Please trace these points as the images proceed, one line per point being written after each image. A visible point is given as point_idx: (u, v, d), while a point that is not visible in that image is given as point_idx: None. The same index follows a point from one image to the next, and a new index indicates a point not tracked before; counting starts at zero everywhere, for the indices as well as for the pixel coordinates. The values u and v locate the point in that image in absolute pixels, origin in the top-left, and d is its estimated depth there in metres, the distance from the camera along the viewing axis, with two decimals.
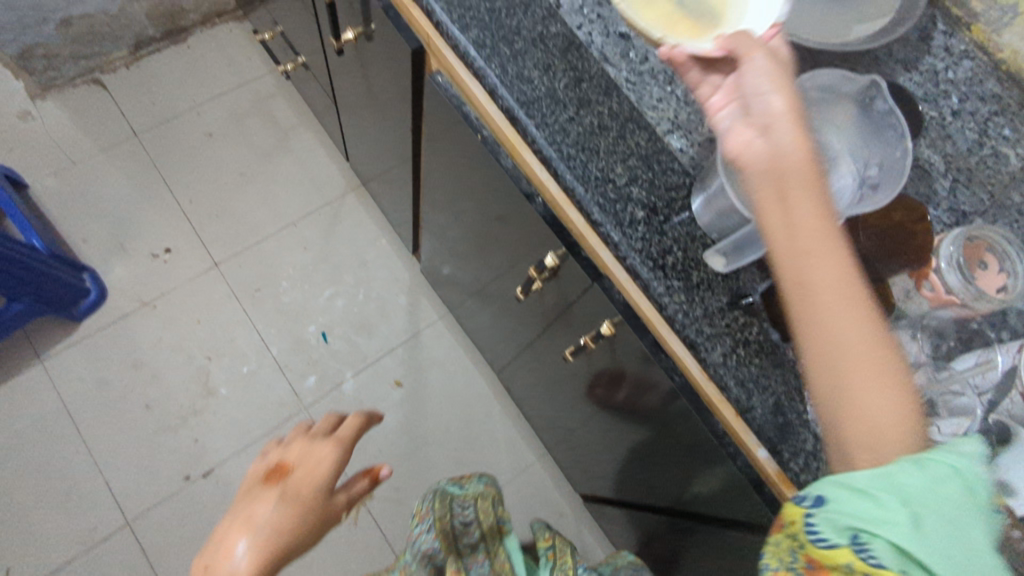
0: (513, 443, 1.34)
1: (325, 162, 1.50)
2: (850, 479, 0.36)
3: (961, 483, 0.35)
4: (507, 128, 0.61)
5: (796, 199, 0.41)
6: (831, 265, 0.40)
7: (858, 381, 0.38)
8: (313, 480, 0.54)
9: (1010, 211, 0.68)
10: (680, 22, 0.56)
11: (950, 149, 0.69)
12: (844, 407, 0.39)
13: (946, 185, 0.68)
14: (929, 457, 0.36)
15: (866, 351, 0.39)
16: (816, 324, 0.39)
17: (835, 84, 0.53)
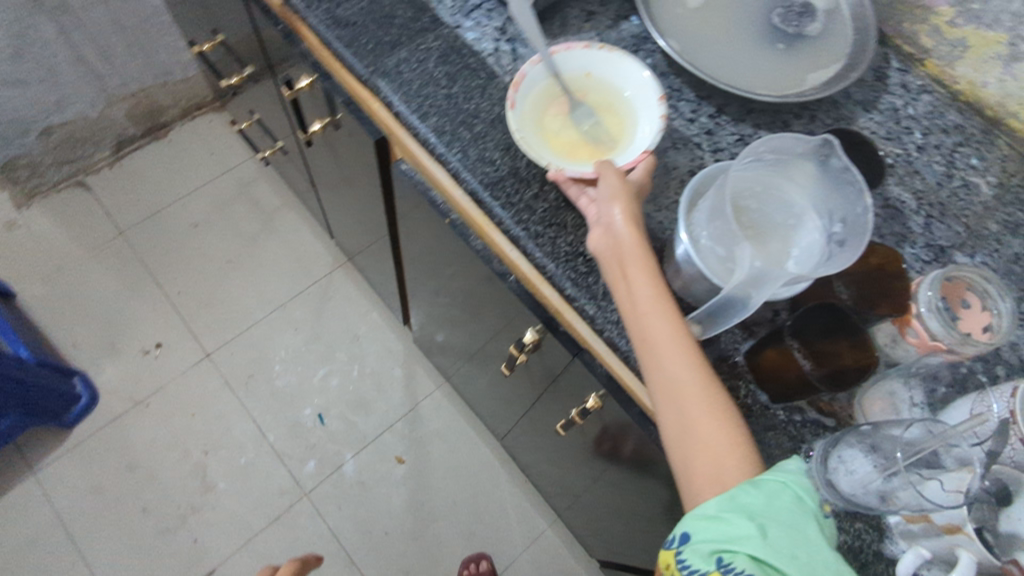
0: (523, 511, 1.30)
1: (311, 241, 1.51)
2: (704, 509, 0.43)
3: (789, 494, 0.43)
4: (473, 210, 0.60)
5: (635, 275, 0.49)
6: (666, 327, 0.47)
7: (695, 421, 0.45)
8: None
9: (988, 240, 0.68)
10: (581, 150, 0.59)
11: (920, 185, 0.70)
12: (688, 446, 0.45)
13: (920, 220, 0.67)
14: (763, 477, 0.44)
15: (702, 397, 0.46)
16: (658, 377, 0.47)
17: (789, 147, 0.53)
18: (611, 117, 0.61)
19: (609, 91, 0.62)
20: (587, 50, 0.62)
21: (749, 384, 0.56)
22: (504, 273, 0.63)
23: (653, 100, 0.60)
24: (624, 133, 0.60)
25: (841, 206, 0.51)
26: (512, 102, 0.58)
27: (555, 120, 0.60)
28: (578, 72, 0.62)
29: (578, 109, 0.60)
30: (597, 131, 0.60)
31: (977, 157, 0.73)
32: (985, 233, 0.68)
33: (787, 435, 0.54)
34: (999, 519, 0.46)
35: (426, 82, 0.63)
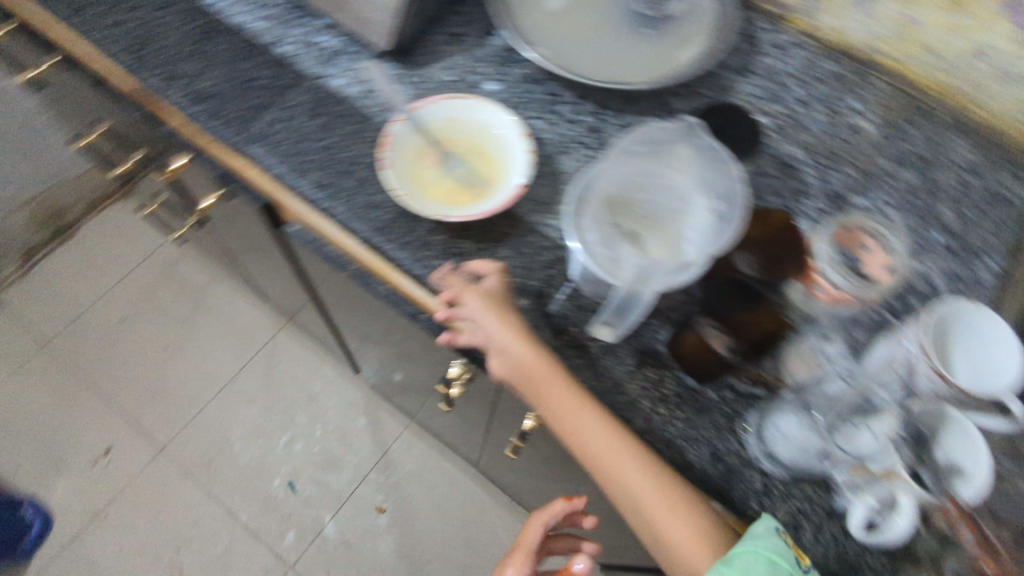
0: (516, 531, 1.29)
1: (247, 309, 1.47)
2: None
3: (762, 560, 0.45)
4: (370, 257, 0.57)
5: (544, 386, 0.51)
6: (582, 427, 0.51)
7: (658, 518, 0.49)
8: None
9: (882, 178, 0.70)
10: (461, 196, 0.58)
11: (809, 139, 0.72)
12: (649, 534, 0.50)
13: (816, 173, 0.69)
14: (736, 553, 0.46)
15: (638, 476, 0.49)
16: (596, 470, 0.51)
17: (661, 137, 0.56)
18: (482, 160, 0.61)
19: (472, 129, 0.62)
20: (442, 96, 0.61)
21: (677, 372, 0.55)
22: (417, 314, 0.61)
23: (518, 136, 0.60)
24: (498, 168, 0.60)
25: (713, 193, 0.53)
26: (384, 161, 0.57)
27: (429, 172, 0.59)
28: (442, 119, 0.61)
29: (449, 157, 0.60)
30: (473, 173, 0.60)
31: (857, 100, 0.75)
32: (878, 172, 0.70)
33: (722, 415, 0.54)
34: (935, 451, 0.49)
35: (301, 138, 0.61)
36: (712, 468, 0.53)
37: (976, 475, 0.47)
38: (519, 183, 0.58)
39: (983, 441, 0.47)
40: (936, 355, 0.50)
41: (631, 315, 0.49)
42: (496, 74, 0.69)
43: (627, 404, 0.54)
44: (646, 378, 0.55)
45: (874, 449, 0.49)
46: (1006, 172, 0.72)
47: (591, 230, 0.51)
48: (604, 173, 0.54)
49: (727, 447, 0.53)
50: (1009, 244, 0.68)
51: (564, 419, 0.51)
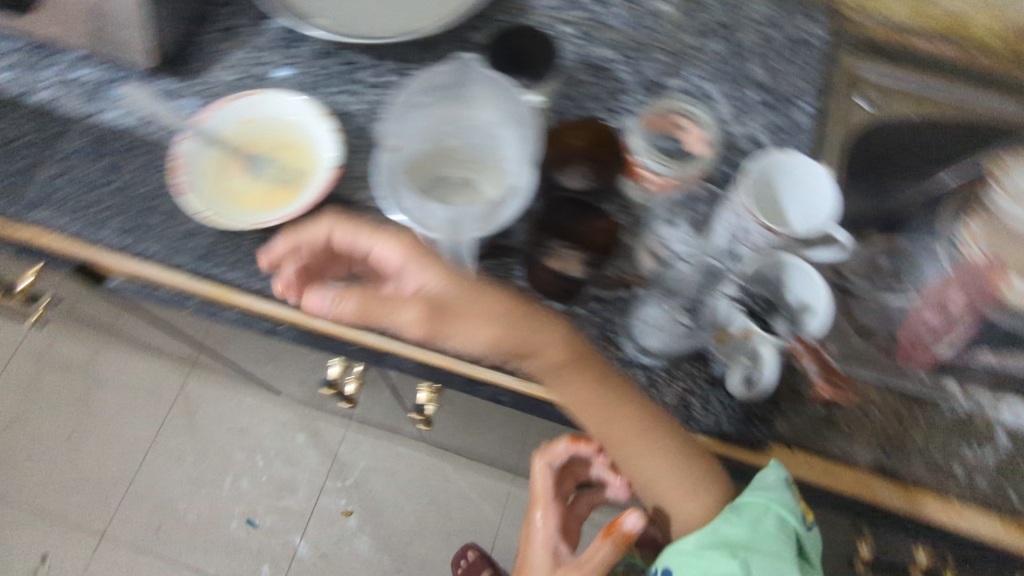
0: (482, 487, 1.32)
1: (144, 366, 1.38)
2: (686, 548, 0.48)
3: (772, 515, 0.48)
4: (203, 286, 0.54)
5: (566, 374, 0.50)
6: (600, 415, 0.51)
7: (672, 493, 0.52)
8: (533, 536, 0.62)
9: (691, 54, 0.71)
10: (278, 194, 0.56)
11: (614, 35, 0.71)
12: (659, 500, 0.53)
13: (628, 67, 0.70)
14: (746, 502, 0.49)
15: (640, 468, 0.52)
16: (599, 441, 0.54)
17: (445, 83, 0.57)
18: (289, 150, 0.58)
19: (267, 122, 0.59)
20: (224, 99, 0.58)
21: (542, 299, 0.56)
22: (273, 328, 0.57)
23: (317, 117, 0.58)
24: (308, 155, 0.57)
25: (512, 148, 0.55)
26: (183, 188, 0.54)
27: (237, 181, 0.56)
28: (232, 122, 0.58)
29: (252, 158, 0.57)
30: (285, 167, 0.57)
31: None
32: (685, 50, 0.72)
33: (593, 327, 0.56)
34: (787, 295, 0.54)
35: (87, 189, 0.56)
36: None
37: (823, 302, 0.52)
38: (333, 163, 0.56)
39: (818, 274, 0.52)
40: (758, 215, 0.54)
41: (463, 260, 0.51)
42: (283, 59, 0.64)
43: None
44: None
45: (727, 309, 0.53)
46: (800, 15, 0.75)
47: (405, 196, 0.52)
48: (407, 147, 0.54)
49: (606, 354, 0.55)
50: (818, 84, 0.72)
51: (579, 406, 0.51)
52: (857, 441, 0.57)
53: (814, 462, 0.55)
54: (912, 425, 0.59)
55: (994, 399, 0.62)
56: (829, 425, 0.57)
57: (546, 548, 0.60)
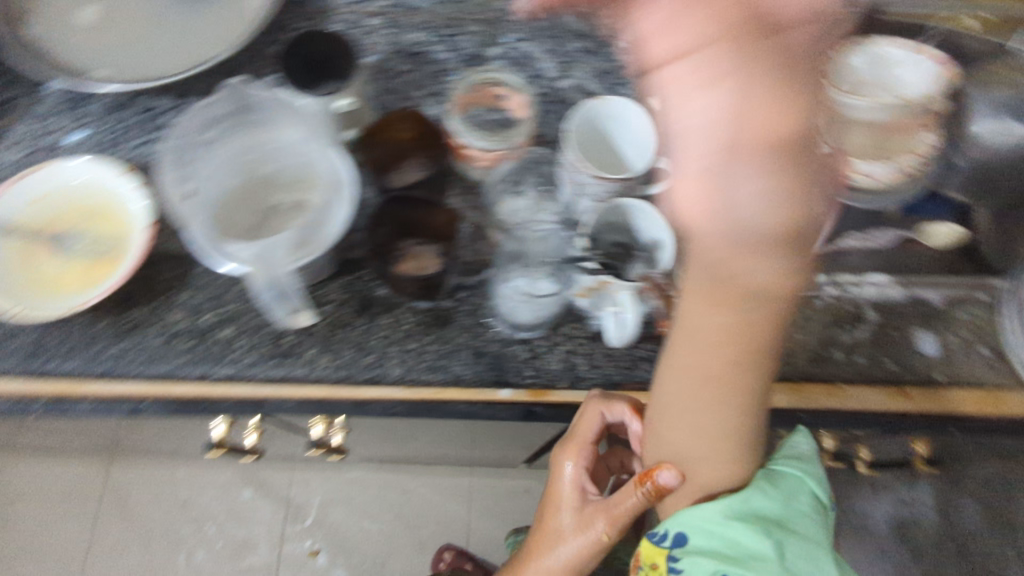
0: (442, 488, 1.31)
1: (57, 469, 1.29)
2: (711, 515, 0.47)
3: (805, 494, 0.50)
4: (41, 386, 0.50)
5: (715, 312, 0.48)
6: (727, 360, 0.49)
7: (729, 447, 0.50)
8: (562, 482, 0.58)
9: (505, 19, 0.70)
10: (96, 266, 0.54)
11: (423, 16, 0.69)
12: (701, 452, 0.50)
13: (444, 47, 0.68)
14: (781, 478, 0.50)
15: (711, 422, 0.50)
16: (666, 383, 0.51)
17: (235, 112, 0.54)
18: (94, 217, 0.55)
19: (64, 194, 0.56)
20: (8, 184, 0.54)
21: (407, 303, 0.56)
22: (134, 408, 0.51)
23: (114, 177, 0.56)
24: (118, 217, 0.55)
25: (319, 155, 0.53)
26: None
27: (47, 264, 0.53)
28: (25, 206, 0.55)
29: (57, 237, 0.54)
30: (96, 236, 0.55)
31: None
32: (499, 15, 0.70)
33: (464, 316, 0.56)
34: (640, 236, 0.55)
35: None
36: (479, 366, 0.55)
37: (664, 234, 0.53)
38: (146, 219, 0.54)
39: (654, 207, 0.53)
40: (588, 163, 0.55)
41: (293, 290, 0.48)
42: (74, 122, 0.60)
43: (378, 361, 0.54)
44: (383, 327, 0.55)
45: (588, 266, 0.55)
46: None
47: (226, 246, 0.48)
48: (205, 188, 0.52)
49: (483, 339, 0.55)
50: None
51: (699, 329, 0.49)
52: None
53: None
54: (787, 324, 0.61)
55: (857, 280, 0.65)
56: None
57: (578, 494, 0.57)
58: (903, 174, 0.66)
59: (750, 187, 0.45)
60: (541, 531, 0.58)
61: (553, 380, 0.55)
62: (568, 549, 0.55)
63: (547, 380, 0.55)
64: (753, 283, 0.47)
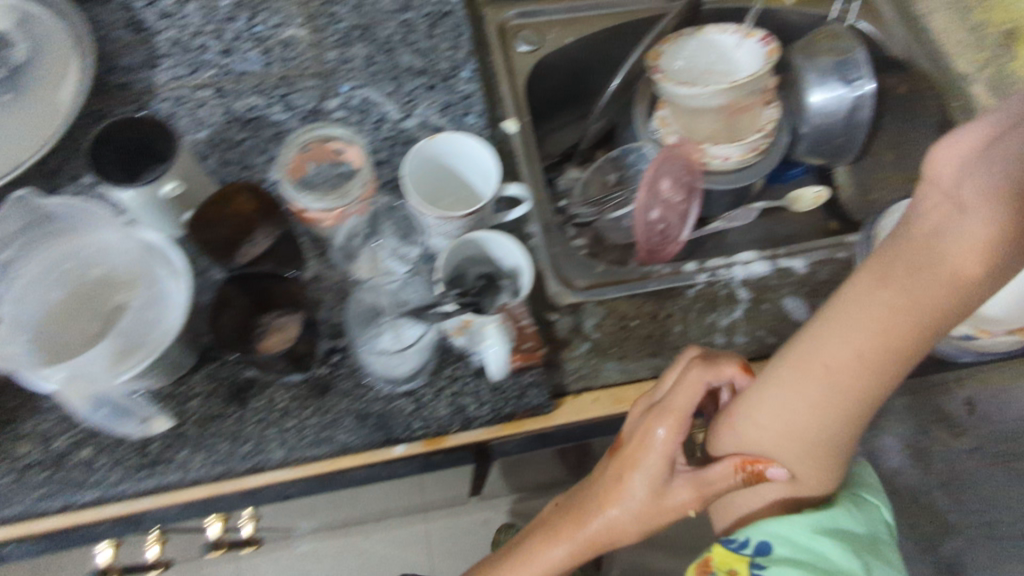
0: (400, 540, 1.27)
1: None
2: (800, 527, 0.53)
3: (883, 519, 0.56)
4: None
5: (883, 290, 0.41)
6: (856, 351, 0.43)
7: (827, 463, 0.50)
8: (651, 449, 0.53)
9: (340, 68, 0.69)
10: None
11: (254, 80, 0.67)
12: (796, 457, 0.50)
13: (281, 108, 0.66)
14: (866, 503, 0.56)
15: (807, 431, 0.48)
16: (788, 365, 0.48)
17: (26, 231, 0.51)
18: None
19: None
20: None
21: (278, 380, 0.53)
22: (2, 552, 0.51)
23: None
24: None
25: (135, 249, 0.51)
26: None
27: None
28: None
29: None
30: None
31: (271, 15, 0.70)
32: (333, 66, 0.68)
33: (341, 381, 0.54)
34: (504, 265, 0.55)
35: None
36: (365, 430, 0.53)
37: (521, 257, 0.53)
38: None
39: (507, 234, 0.53)
40: (431, 206, 0.53)
41: (141, 407, 0.50)
42: None
43: (256, 448, 0.52)
44: (257, 411, 0.53)
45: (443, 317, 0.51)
46: None
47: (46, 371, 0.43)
48: (13, 313, 0.48)
49: (364, 401, 0.53)
50: (471, 48, 0.71)
51: (853, 308, 0.43)
52: (628, 357, 0.60)
53: (601, 396, 0.58)
54: (668, 319, 0.62)
55: (727, 263, 0.65)
56: (598, 356, 0.60)
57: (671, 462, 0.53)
58: (751, 152, 0.76)
59: (995, 174, 0.38)
60: (608, 493, 0.56)
61: (444, 427, 0.54)
62: (638, 512, 0.54)
63: (437, 429, 0.53)
64: (976, 269, 0.38)
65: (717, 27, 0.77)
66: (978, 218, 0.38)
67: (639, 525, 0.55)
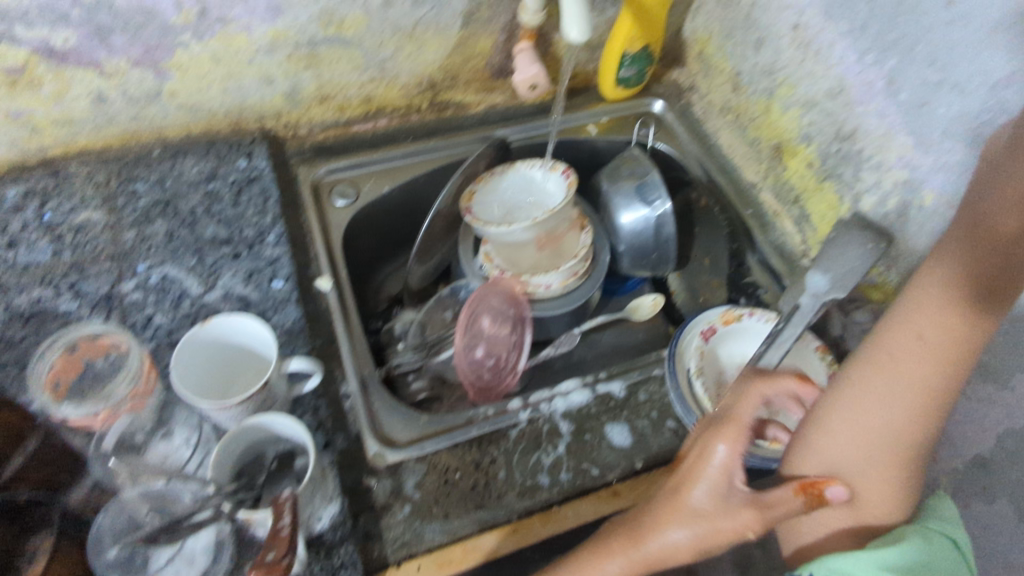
0: None
1: None
2: (863, 560, 0.45)
3: (960, 549, 0.48)
4: None
5: (930, 274, 0.50)
6: (918, 332, 0.49)
7: (885, 470, 0.48)
8: (708, 464, 0.51)
9: (138, 247, 0.67)
10: None
11: (42, 270, 0.64)
12: (852, 466, 0.48)
13: (69, 296, 0.63)
14: (943, 530, 0.48)
15: (872, 422, 0.48)
16: (852, 376, 0.51)
17: None
18: None
19: None
20: None
21: None
22: None
23: None
24: None
25: None
26: None
27: None
28: None
29: None
30: None
31: (63, 200, 0.69)
32: (129, 246, 0.67)
33: None
34: (291, 443, 0.53)
35: None
36: None
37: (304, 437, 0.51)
38: None
39: (289, 414, 0.51)
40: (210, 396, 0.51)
41: None
42: None
43: None
44: None
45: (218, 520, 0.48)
46: (236, 157, 0.75)
47: None
48: None
49: None
50: (278, 211, 0.71)
51: (924, 315, 0.49)
52: (452, 515, 0.57)
53: (424, 563, 0.55)
54: (490, 466, 0.60)
55: (549, 396, 0.65)
56: (420, 518, 0.57)
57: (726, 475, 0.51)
58: (571, 277, 0.78)
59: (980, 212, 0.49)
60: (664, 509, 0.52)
61: None
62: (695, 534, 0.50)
63: None
64: (1013, 227, 0.46)
65: (525, 163, 0.81)
66: (979, 253, 0.48)
67: (697, 551, 0.50)
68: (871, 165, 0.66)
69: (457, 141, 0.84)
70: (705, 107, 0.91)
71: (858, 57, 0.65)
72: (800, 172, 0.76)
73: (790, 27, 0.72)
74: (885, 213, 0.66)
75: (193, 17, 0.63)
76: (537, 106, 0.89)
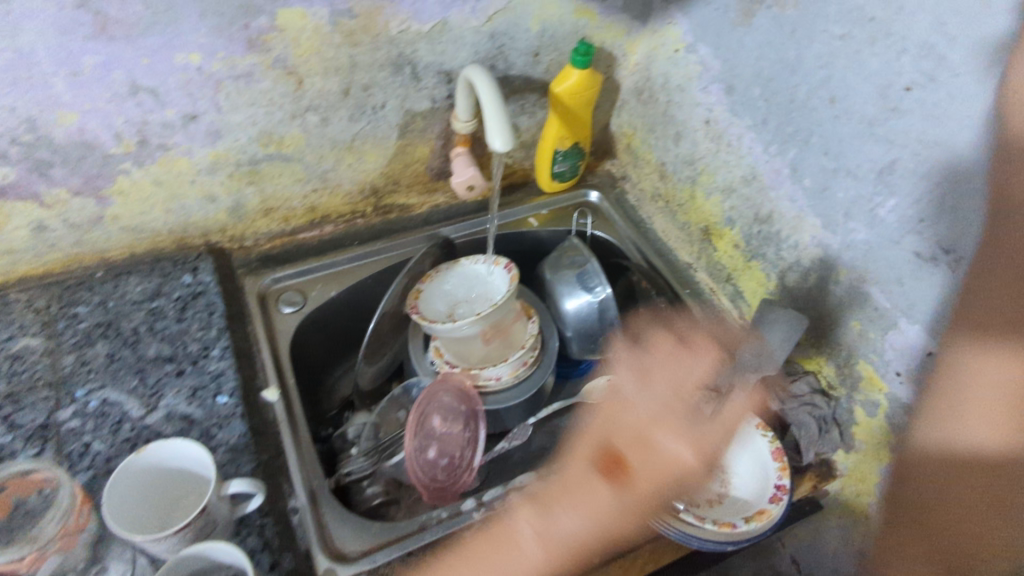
0: None
1: None
2: None
3: None
4: None
5: (974, 304, 0.43)
6: (968, 364, 0.43)
7: (944, 530, 0.42)
8: (659, 454, 0.58)
9: (77, 371, 0.66)
10: None
11: None
12: (918, 533, 0.43)
13: (3, 428, 0.61)
14: None
15: (929, 478, 0.43)
16: (926, 416, 0.45)
17: None
18: None
19: None
20: None
21: None
22: None
23: None
24: None
25: None
26: None
27: None
28: None
29: None
30: None
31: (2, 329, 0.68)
32: (68, 371, 0.66)
33: None
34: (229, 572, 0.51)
35: None
36: None
37: (238, 557, 0.49)
38: None
39: (223, 541, 0.50)
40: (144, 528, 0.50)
41: None
42: None
43: None
44: None
45: None
46: (181, 273, 0.76)
47: None
48: None
49: None
50: (223, 324, 0.72)
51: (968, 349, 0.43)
52: None
53: None
54: None
55: (503, 494, 0.65)
56: None
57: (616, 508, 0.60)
58: (522, 366, 0.80)
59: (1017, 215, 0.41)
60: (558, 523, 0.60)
61: None
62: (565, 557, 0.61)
63: None
64: None
65: (470, 258, 0.84)
66: (1006, 255, 0.42)
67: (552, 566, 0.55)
68: (789, 245, 0.71)
69: (403, 241, 0.87)
70: (638, 195, 0.96)
71: (763, 148, 0.70)
72: (729, 253, 0.80)
73: (701, 122, 0.79)
74: (808, 288, 0.69)
75: (134, 146, 0.66)
76: (478, 203, 0.93)
